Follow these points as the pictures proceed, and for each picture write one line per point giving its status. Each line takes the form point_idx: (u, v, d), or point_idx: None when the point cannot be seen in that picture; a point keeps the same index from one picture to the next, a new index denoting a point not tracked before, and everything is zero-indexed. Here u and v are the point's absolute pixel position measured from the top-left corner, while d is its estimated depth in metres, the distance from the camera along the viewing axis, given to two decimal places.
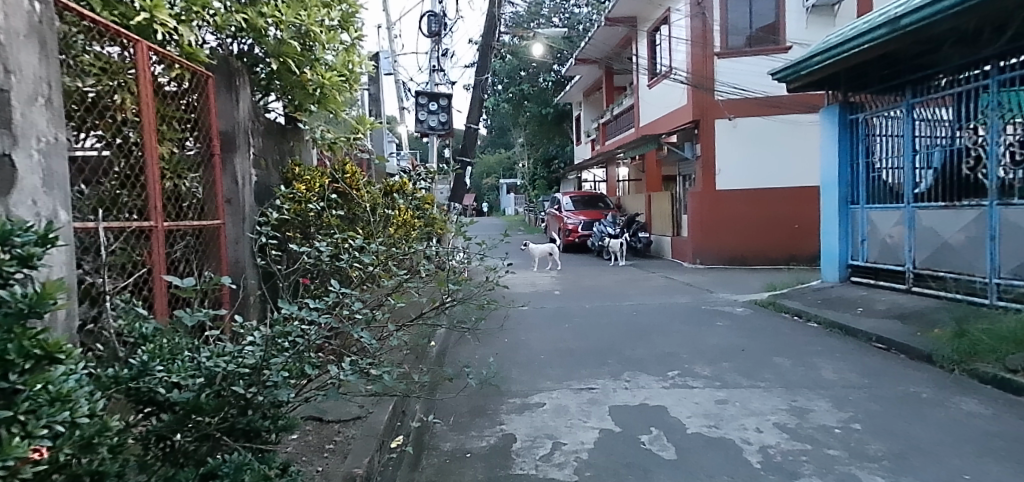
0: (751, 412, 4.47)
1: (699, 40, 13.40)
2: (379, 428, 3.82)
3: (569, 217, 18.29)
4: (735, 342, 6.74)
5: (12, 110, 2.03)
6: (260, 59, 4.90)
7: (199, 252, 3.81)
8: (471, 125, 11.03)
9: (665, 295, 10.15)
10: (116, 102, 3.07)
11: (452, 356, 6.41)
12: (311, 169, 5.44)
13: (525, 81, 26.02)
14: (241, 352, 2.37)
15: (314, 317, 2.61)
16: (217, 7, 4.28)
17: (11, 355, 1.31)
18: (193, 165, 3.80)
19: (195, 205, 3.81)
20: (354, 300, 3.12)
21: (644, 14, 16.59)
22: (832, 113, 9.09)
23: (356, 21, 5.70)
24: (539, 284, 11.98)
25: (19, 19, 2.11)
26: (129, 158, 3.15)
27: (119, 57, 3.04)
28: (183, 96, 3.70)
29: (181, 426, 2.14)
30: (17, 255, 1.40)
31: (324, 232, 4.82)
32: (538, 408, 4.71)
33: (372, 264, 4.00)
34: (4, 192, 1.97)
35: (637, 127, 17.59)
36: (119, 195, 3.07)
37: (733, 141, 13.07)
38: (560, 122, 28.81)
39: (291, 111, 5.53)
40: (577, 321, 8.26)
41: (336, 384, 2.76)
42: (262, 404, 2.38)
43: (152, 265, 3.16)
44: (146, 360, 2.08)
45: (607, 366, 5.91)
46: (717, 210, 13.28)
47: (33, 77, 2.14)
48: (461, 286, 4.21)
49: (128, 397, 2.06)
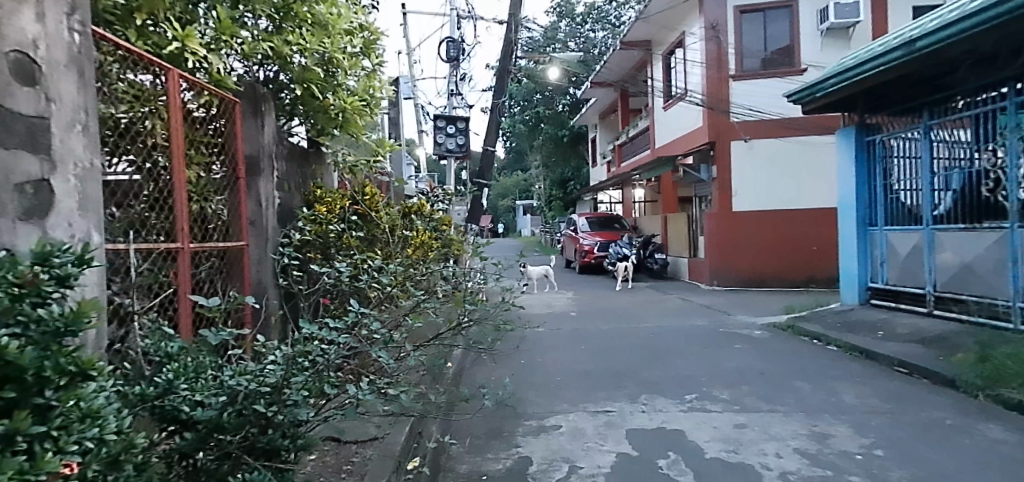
0: (771, 436, 4.41)
1: (714, 62, 13.41)
2: (396, 449, 3.84)
3: (585, 239, 18.30)
4: (754, 366, 6.66)
5: (51, 137, 2.13)
6: (285, 85, 5.05)
7: (223, 273, 3.90)
8: (488, 147, 11.19)
9: (682, 318, 10.06)
10: (146, 128, 3.17)
11: (469, 377, 6.40)
12: (332, 192, 5.55)
13: (541, 104, 26.33)
14: (262, 371, 2.41)
15: (333, 337, 2.64)
16: (244, 36, 4.41)
17: (48, 372, 1.28)
18: (218, 188, 3.90)
19: (219, 227, 3.91)
20: (373, 320, 3.16)
21: (659, 38, 16.75)
22: (848, 135, 9.06)
23: (378, 47, 5.88)
24: (556, 305, 11.97)
25: (60, 50, 2.21)
26: (158, 182, 3.24)
27: (151, 84, 3.18)
28: (211, 121, 3.82)
29: (203, 444, 2.19)
30: (55, 274, 1.41)
31: (344, 252, 4.91)
32: (555, 431, 4.69)
33: (390, 285, 4.08)
34: (42, 215, 2.05)
35: (653, 149, 17.63)
36: (148, 217, 3.17)
37: (750, 163, 13.04)
38: (575, 144, 29.06)
39: (313, 134, 5.61)
40: (594, 342, 8.22)
41: (355, 403, 2.78)
42: (282, 424, 2.39)
43: (178, 285, 3.24)
44: (171, 378, 2.14)
45: (624, 388, 5.87)
46: (734, 231, 13.19)
47: (72, 105, 2.24)
48: (478, 307, 4.25)
49: (153, 415, 2.13)
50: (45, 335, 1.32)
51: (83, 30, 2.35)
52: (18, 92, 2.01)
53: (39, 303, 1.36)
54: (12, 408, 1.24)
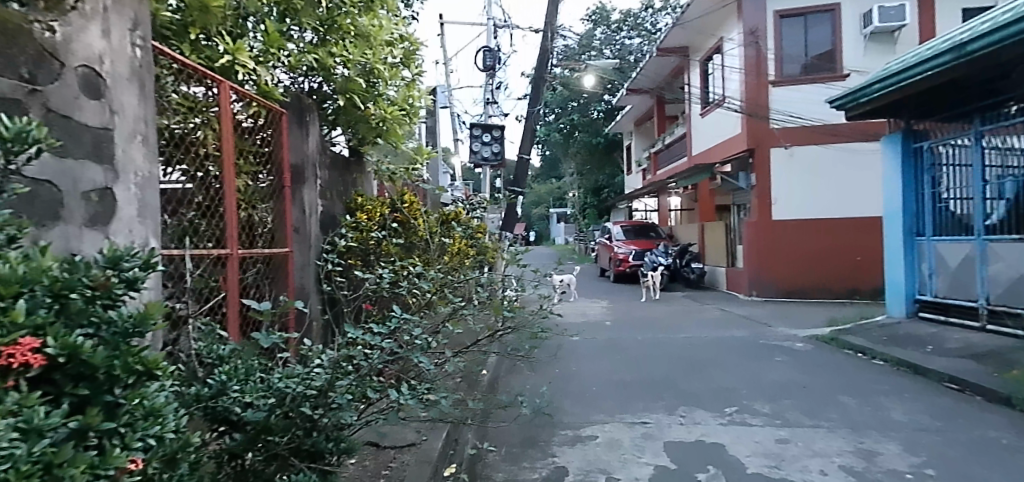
0: (815, 452, 4.28)
1: (753, 68, 13.18)
2: (433, 455, 3.87)
3: (619, 247, 18.09)
4: (796, 379, 6.49)
5: (114, 148, 2.23)
6: (328, 95, 5.18)
7: (269, 278, 4.02)
8: (522, 155, 11.23)
9: (721, 328, 9.86)
10: (198, 138, 3.30)
11: (504, 384, 6.40)
12: (373, 200, 5.66)
13: (576, 112, 26.35)
14: (309, 374, 2.46)
15: (376, 340, 2.71)
16: (291, 49, 4.59)
17: (117, 371, 1.25)
18: (265, 196, 4.02)
19: (266, 233, 4.02)
20: (414, 326, 3.19)
21: (696, 44, 16.59)
22: (894, 141, 8.78)
23: (418, 57, 5.98)
24: (591, 314, 11.88)
25: (123, 64, 2.31)
26: (209, 190, 3.36)
27: (204, 96, 3.31)
28: (259, 131, 3.94)
29: (252, 445, 2.26)
30: (125, 277, 1.39)
31: (384, 259, 5.03)
32: (591, 441, 4.65)
33: (429, 292, 4.14)
34: (105, 222, 2.15)
35: (690, 157, 17.40)
36: (199, 224, 3.27)
37: (790, 171, 12.74)
38: (610, 151, 28.89)
39: (355, 143, 5.73)
40: (630, 352, 8.14)
41: (397, 407, 2.81)
42: (327, 426, 2.44)
43: (228, 290, 3.34)
44: (224, 380, 2.21)
45: (662, 400, 5.78)
46: (773, 240, 12.91)
47: (133, 116, 2.35)
48: (515, 314, 4.28)
49: (206, 415, 2.20)
50: (114, 335, 1.30)
51: (144, 45, 2.46)
52: (85, 105, 2.12)
53: (110, 305, 1.34)
54: (84, 405, 1.23)
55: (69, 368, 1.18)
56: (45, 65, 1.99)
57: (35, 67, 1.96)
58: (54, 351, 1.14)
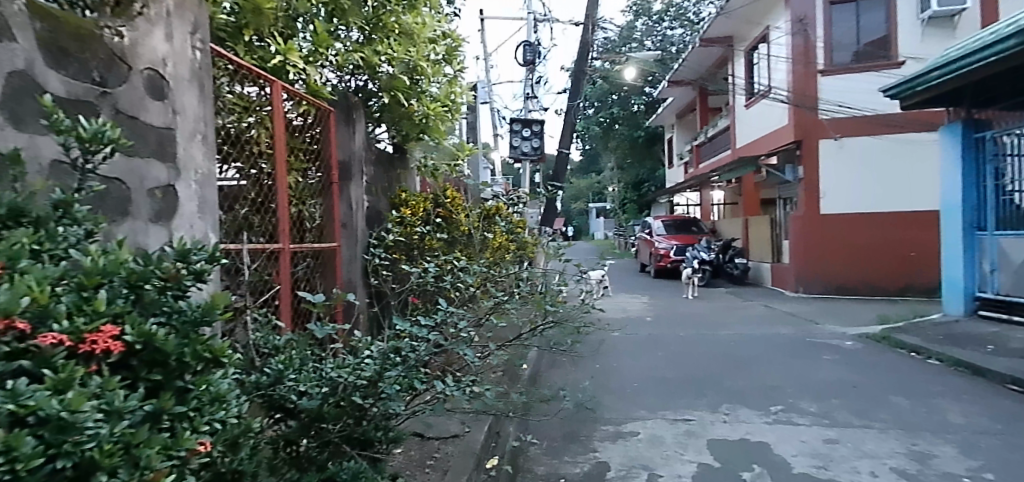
0: (864, 454, 4.15)
1: (801, 57, 12.81)
2: (476, 447, 3.92)
3: (660, 242, 17.79)
4: (845, 378, 6.29)
5: (176, 146, 2.34)
6: (373, 93, 5.28)
7: (318, 272, 4.14)
8: (562, 149, 11.21)
9: (766, 325, 9.64)
10: (252, 136, 3.42)
11: (546, 379, 6.40)
12: (416, 195, 5.74)
13: (616, 105, 26.04)
14: (359, 363, 2.53)
15: (422, 332, 2.77)
16: (338, 48, 4.74)
17: (187, 358, 1.30)
18: (314, 192, 4.14)
19: (315, 228, 4.13)
20: (459, 318, 3.26)
21: (741, 34, 16.19)
22: (953, 131, 8.38)
23: (460, 54, 6.02)
24: (631, 310, 11.75)
25: (184, 66, 2.42)
26: (261, 186, 3.48)
27: (257, 95, 3.42)
28: (309, 129, 4.05)
29: (306, 432, 2.36)
30: (193, 269, 1.45)
31: (428, 254, 5.14)
32: (633, 437, 4.62)
33: (472, 286, 4.21)
34: (168, 217, 2.26)
35: (733, 150, 17.01)
36: (251, 219, 3.40)
37: (841, 163, 12.31)
38: (651, 145, 28.45)
39: (399, 140, 5.82)
40: (672, 348, 8.03)
41: (443, 398, 2.85)
42: (375, 416, 2.52)
43: (281, 283, 3.46)
44: (281, 368, 2.31)
45: (705, 397, 5.70)
46: (822, 235, 12.52)
47: (194, 117, 2.46)
48: (558, 308, 4.31)
49: (264, 402, 2.29)
50: (185, 324, 1.36)
51: (204, 48, 2.56)
52: (151, 106, 2.23)
53: (179, 295, 1.41)
54: (158, 389, 1.28)
55: (142, 355, 1.23)
56: (116, 69, 2.09)
57: (106, 69, 2.05)
58: (132, 338, 1.19)
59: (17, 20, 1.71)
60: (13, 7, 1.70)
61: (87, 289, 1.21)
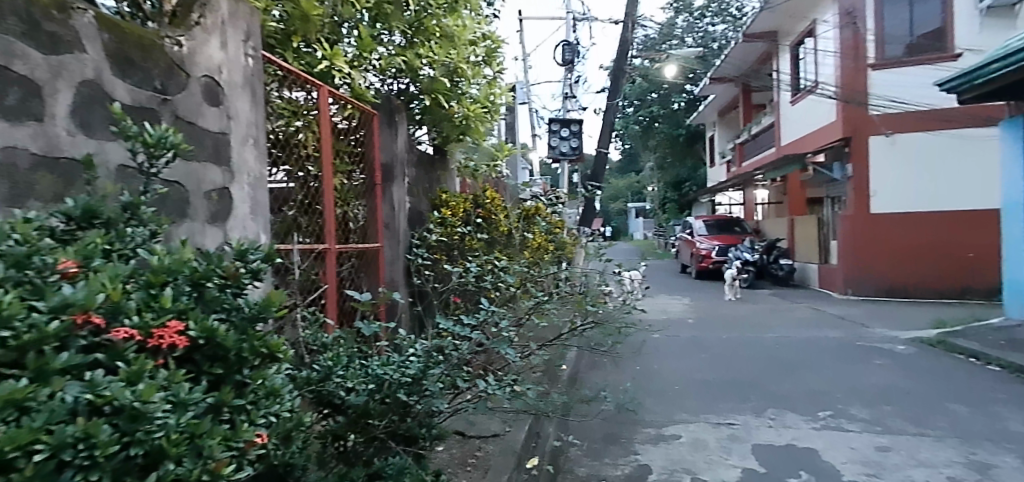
0: (919, 462, 4.00)
1: (850, 51, 12.40)
2: (516, 447, 3.94)
3: (702, 242, 17.49)
4: (898, 384, 6.06)
5: (230, 150, 2.44)
6: (415, 96, 5.36)
7: (363, 272, 4.23)
8: (601, 149, 11.15)
9: (813, 328, 9.36)
10: (300, 139, 3.53)
11: (586, 379, 6.37)
12: (456, 196, 5.81)
13: (656, 103, 25.72)
14: (404, 361, 2.58)
15: (465, 331, 2.81)
16: (381, 52, 4.85)
17: (245, 353, 1.36)
18: (358, 193, 4.23)
19: (359, 229, 4.22)
20: (500, 318, 3.28)
21: (786, 28, 15.78)
22: (1014, 125, 7.99)
23: (499, 55, 6.06)
24: (672, 311, 11.58)
25: (237, 73, 2.52)
26: (308, 188, 3.58)
27: (304, 100, 3.52)
28: (354, 132, 4.15)
29: (354, 427, 2.41)
30: (250, 267, 1.51)
31: (468, 254, 5.19)
32: (675, 440, 4.57)
33: (512, 286, 4.23)
34: (223, 218, 2.36)
35: (778, 147, 16.60)
36: (299, 220, 3.50)
37: (892, 160, 11.85)
38: (692, 143, 27.98)
39: (439, 142, 5.87)
40: (715, 351, 7.89)
41: (485, 396, 2.88)
42: (419, 413, 2.57)
43: (327, 283, 3.55)
44: (329, 365, 2.37)
45: (750, 401, 5.58)
46: (872, 235, 12.10)
47: (246, 121, 2.55)
48: (599, 308, 4.33)
49: (313, 398, 2.35)
50: (243, 320, 1.42)
51: (255, 55, 2.66)
52: (207, 112, 2.33)
53: (238, 293, 1.46)
54: (219, 382, 1.34)
55: (206, 349, 1.29)
56: (175, 77, 2.18)
57: (166, 78, 2.15)
58: (196, 333, 1.25)
59: (89, 31, 1.81)
60: (86, 20, 1.80)
61: (154, 287, 1.27)
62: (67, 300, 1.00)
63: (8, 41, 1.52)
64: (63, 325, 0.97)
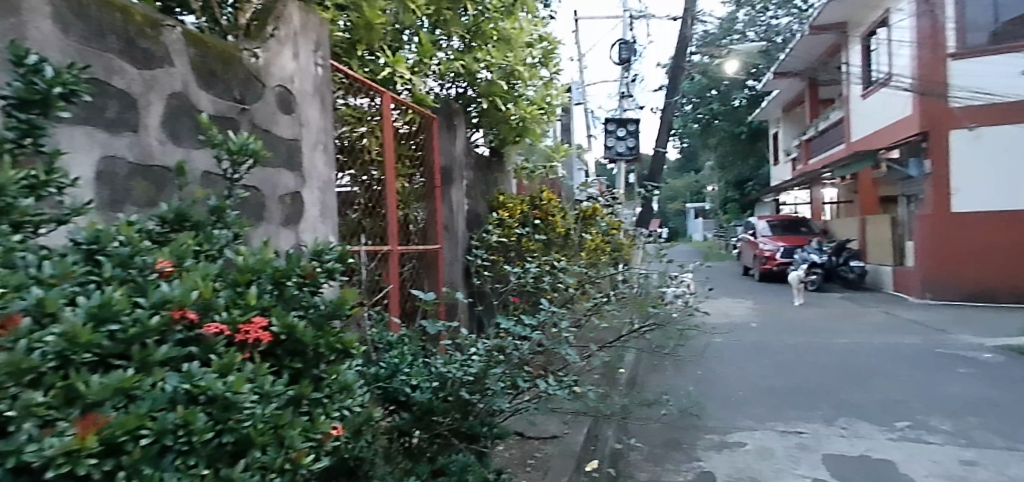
0: (1010, 479, 3.74)
1: (927, 41, 11.68)
2: (576, 449, 3.92)
3: (765, 243, 16.88)
4: (985, 394, 5.67)
5: (301, 157, 2.55)
6: (473, 99, 5.41)
7: (423, 273, 4.33)
8: (659, 149, 10.96)
9: (888, 334, 8.88)
10: (364, 145, 3.65)
11: (645, 382, 6.28)
12: (513, 197, 5.85)
13: (716, 100, 25.04)
14: (466, 360, 2.63)
15: (525, 331, 2.84)
16: (440, 57, 4.96)
17: (321, 348, 1.43)
18: (418, 196, 4.32)
19: (419, 230, 4.32)
20: (561, 319, 3.30)
21: (856, 18, 15.03)
22: None
23: (556, 57, 6.07)
24: (734, 315, 11.25)
25: (308, 82, 2.63)
26: (370, 191, 3.69)
27: (367, 106, 3.63)
28: (414, 136, 4.24)
29: (419, 423, 2.48)
30: (326, 267, 1.59)
31: (525, 255, 5.24)
32: (739, 448, 4.44)
33: (571, 287, 4.22)
34: (296, 221, 2.48)
35: (847, 144, 15.85)
36: (363, 222, 3.61)
37: (976, 155, 11.12)
38: (754, 141, 27.07)
39: (496, 144, 5.92)
40: (781, 357, 7.61)
41: (546, 397, 2.89)
42: (481, 411, 2.60)
43: (390, 283, 3.64)
44: (395, 363, 2.46)
45: (819, 409, 5.35)
46: (953, 235, 11.39)
47: (316, 128, 2.66)
48: (661, 309, 4.27)
49: (381, 394, 2.44)
50: (320, 317, 1.49)
51: (324, 64, 2.77)
52: (281, 120, 2.44)
53: (315, 290, 1.54)
54: (299, 375, 1.41)
55: (286, 344, 1.37)
56: (253, 87, 2.30)
57: (245, 88, 2.26)
58: (277, 329, 1.32)
59: (177, 46, 1.93)
60: (173, 35, 1.92)
61: (240, 285, 1.35)
62: (166, 296, 1.08)
63: (107, 58, 1.64)
64: (162, 319, 1.05)
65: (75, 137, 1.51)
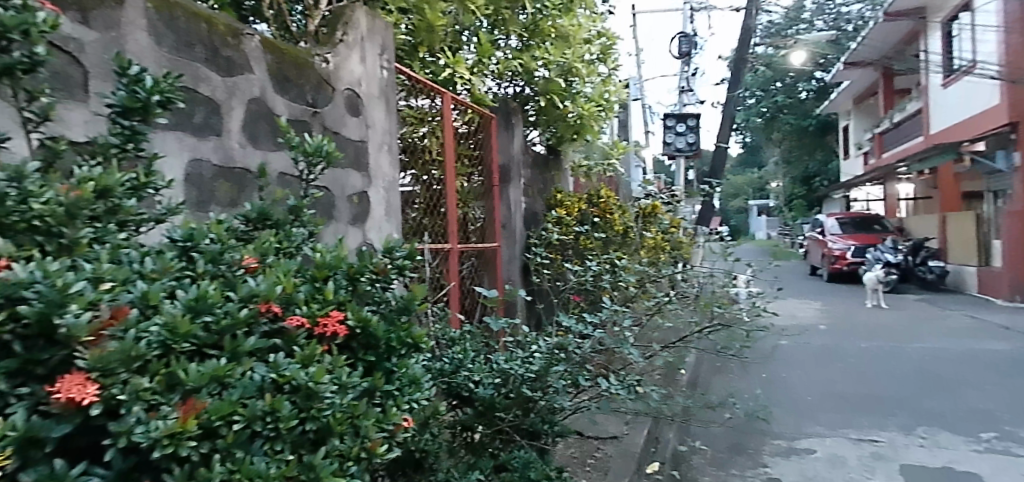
0: None
1: (1016, 24, 10.87)
2: (636, 451, 3.88)
3: (834, 242, 16.07)
4: None
5: (367, 157, 2.63)
6: (530, 98, 5.40)
7: (481, 271, 4.38)
8: (721, 144, 10.65)
9: (971, 339, 8.32)
10: (424, 145, 3.73)
11: (707, 384, 6.13)
12: (571, 196, 5.82)
13: (781, 92, 24.11)
14: (528, 357, 2.65)
15: (586, 329, 2.82)
16: (499, 56, 5.00)
17: (392, 342, 1.47)
18: (476, 195, 4.38)
19: (477, 229, 4.37)
20: (623, 318, 3.28)
21: (936, 2, 14.14)
22: None
23: (614, 52, 6.01)
24: (801, 316, 10.80)
25: (374, 85, 2.71)
26: (430, 190, 3.76)
27: (427, 107, 3.70)
28: (473, 136, 4.30)
29: (481, 419, 2.52)
30: (397, 263, 1.64)
31: (584, 253, 5.21)
32: (809, 455, 4.27)
33: (632, 285, 4.16)
34: (362, 220, 2.56)
35: (926, 136, 14.94)
36: (423, 221, 3.68)
37: None
38: (822, 134, 25.89)
39: (553, 142, 5.84)
40: (853, 361, 7.25)
41: (608, 396, 2.86)
42: (542, 408, 2.61)
43: (450, 281, 3.70)
44: (459, 360, 2.50)
45: (895, 417, 5.08)
46: None
47: (381, 129, 2.74)
48: (726, 310, 4.15)
49: (445, 389, 2.49)
50: (392, 312, 1.53)
51: (389, 67, 2.85)
52: (349, 122, 2.53)
53: (387, 286, 1.59)
54: (372, 368, 1.46)
55: (360, 337, 1.42)
56: (324, 91, 2.39)
57: (317, 92, 2.36)
58: (352, 322, 1.37)
59: (256, 54, 2.03)
60: (253, 44, 2.03)
61: (318, 281, 1.43)
62: (254, 291, 1.15)
63: (195, 67, 1.75)
64: (251, 312, 1.11)
65: (166, 142, 1.62)
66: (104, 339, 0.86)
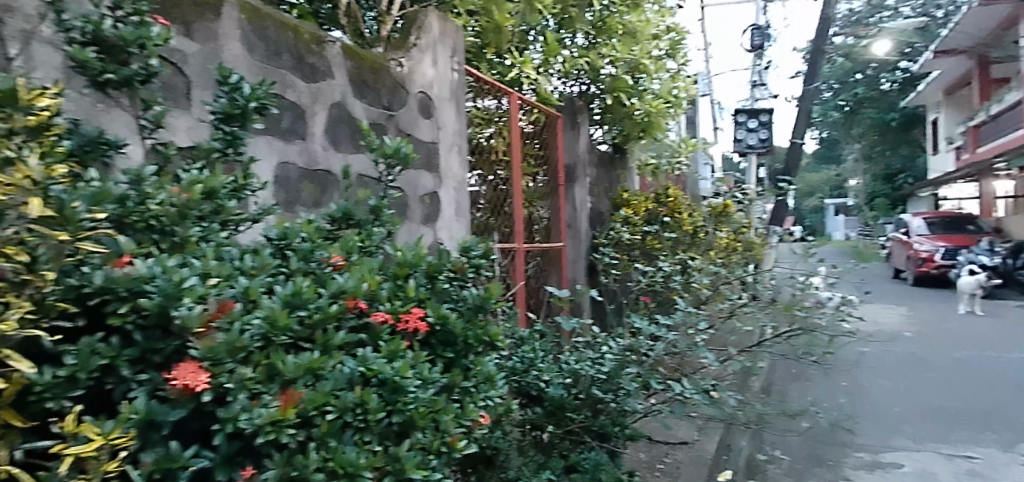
0: None
1: None
2: (708, 457, 3.78)
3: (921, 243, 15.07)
4: None
5: (438, 158, 2.69)
6: (595, 96, 5.36)
7: (547, 271, 4.38)
8: (796, 140, 10.18)
9: None
10: (491, 145, 3.76)
11: (781, 391, 5.89)
12: (638, 195, 5.73)
13: (862, 84, 22.80)
14: (599, 358, 2.64)
15: (659, 331, 2.76)
16: (564, 55, 4.99)
17: (469, 339, 1.49)
18: (542, 194, 4.39)
19: (542, 228, 4.38)
20: (699, 321, 3.19)
21: None
22: None
23: (683, 47, 5.85)
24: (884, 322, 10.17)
25: (444, 86, 2.77)
26: (497, 190, 3.79)
27: (494, 107, 3.74)
28: (539, 135, 4.31)
29: (552, 419, 2.52)
30: (473, 263, 1.68)
31: (652, 254, 5.12)
32: (896, 469, 4.03)
33: (705, 287, 4.05)
34: (433, 219, 2.62)
35: None
36: (490, 221, 3.72)
37: None
38: (908, 128, 24.30)
39: (618, 141, 5.77)
40: (944, 371, 6.77)
41: (682, 400, 2.79)
42: (612, 411, 2.58)
43: (517, 281, 3.72)
44: (530, 359, 2.52)
45: (993, 432, 4.70)
46: None
47: (451, 130, 2.79)
48: (807, 314, 3.96)
49: (516, 388, 2.52)
50: (468, 310, 1.56)
51: (460, 68, 2.89)
52: (422, 124, 2.59)
53: (463, 285, 1.63)
54: (450, 364, 1.49)
55: (438, 334, 1.45)
56: (399, 94, 2.46)
57: (392, 96, 2.43)
58: (432, 319, 1.41)
59: (337, 60, 2.12)
60: (334, 49, 2.11)
61: (399, 278, 1.48)
62: (342, 287, 1.20)
63: (283, 74, 1.84)
64: (341, 307, 1.16)
65: (259, 146, 1.71)
66: (212, 330, 0.92)
